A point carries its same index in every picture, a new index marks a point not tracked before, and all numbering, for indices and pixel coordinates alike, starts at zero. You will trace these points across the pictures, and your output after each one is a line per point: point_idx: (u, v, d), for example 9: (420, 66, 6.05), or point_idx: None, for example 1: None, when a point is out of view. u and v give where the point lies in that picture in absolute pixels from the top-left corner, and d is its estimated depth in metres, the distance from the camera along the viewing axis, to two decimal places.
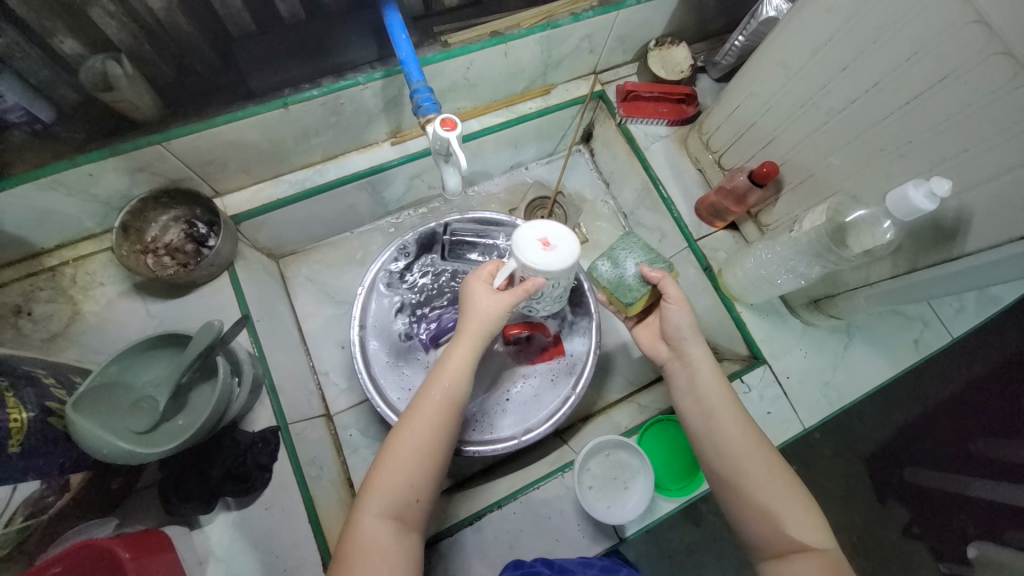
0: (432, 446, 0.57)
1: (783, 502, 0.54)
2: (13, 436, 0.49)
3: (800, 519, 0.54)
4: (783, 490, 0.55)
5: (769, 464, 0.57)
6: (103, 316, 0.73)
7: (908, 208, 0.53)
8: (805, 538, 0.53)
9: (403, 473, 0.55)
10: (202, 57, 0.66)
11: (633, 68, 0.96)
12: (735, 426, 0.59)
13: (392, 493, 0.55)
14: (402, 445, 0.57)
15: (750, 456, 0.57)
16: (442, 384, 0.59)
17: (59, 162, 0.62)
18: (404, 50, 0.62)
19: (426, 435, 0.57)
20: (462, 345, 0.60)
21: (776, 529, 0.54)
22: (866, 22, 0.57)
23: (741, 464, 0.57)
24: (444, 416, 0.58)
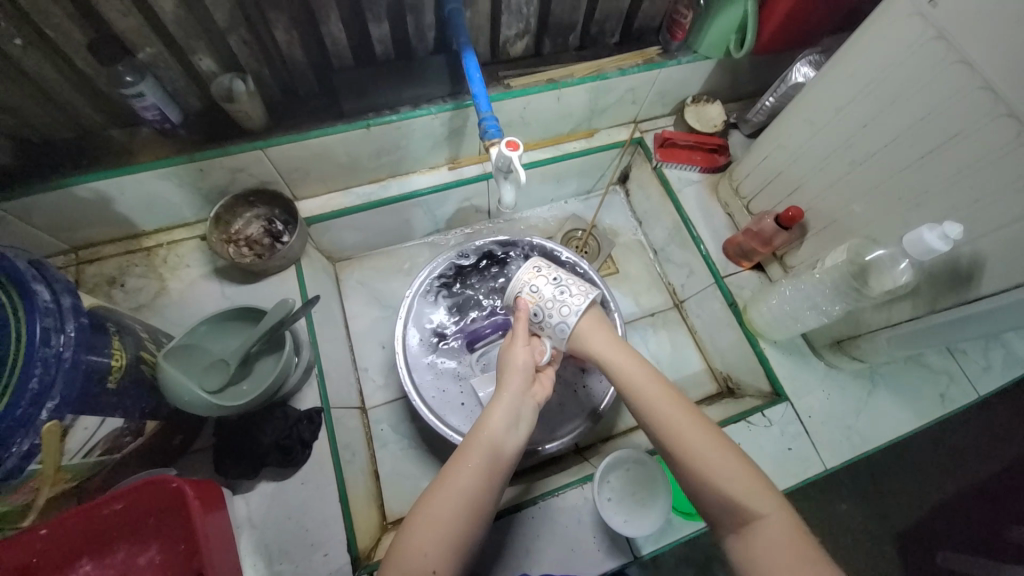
0: (461, 511, 0.53)
1: (726, 463, 0.52)
2: (114, 371, 0.54)
3: (744, 483, 0.51)
4: (720, 453, 0.53)
5: (697, 425, 0.55)
6: (183, 294, 0.83)
7: (923, 248, 0.59)
8: (754, 504, 0.50)
9: (427, 540, 0.51)
10: (307, 82, 0.79)
11: (670, 120, 1.06)
12: (675, 411, 0.56)
13: (410, 557, 0.50)
14: (430, 506, 0.53)
15: (677, 419, 0.55)
16: (477, 442, 0.57)
17: (179, 157, 0.73)
18: (477, 86, 0.72)
19: (455, 494, 0.54)
20: (501, 404, 0.61)
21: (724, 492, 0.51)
22: (884, 86, 0.65)
23: (671, 431, 0.55)
24: (479, 479, 0.55)
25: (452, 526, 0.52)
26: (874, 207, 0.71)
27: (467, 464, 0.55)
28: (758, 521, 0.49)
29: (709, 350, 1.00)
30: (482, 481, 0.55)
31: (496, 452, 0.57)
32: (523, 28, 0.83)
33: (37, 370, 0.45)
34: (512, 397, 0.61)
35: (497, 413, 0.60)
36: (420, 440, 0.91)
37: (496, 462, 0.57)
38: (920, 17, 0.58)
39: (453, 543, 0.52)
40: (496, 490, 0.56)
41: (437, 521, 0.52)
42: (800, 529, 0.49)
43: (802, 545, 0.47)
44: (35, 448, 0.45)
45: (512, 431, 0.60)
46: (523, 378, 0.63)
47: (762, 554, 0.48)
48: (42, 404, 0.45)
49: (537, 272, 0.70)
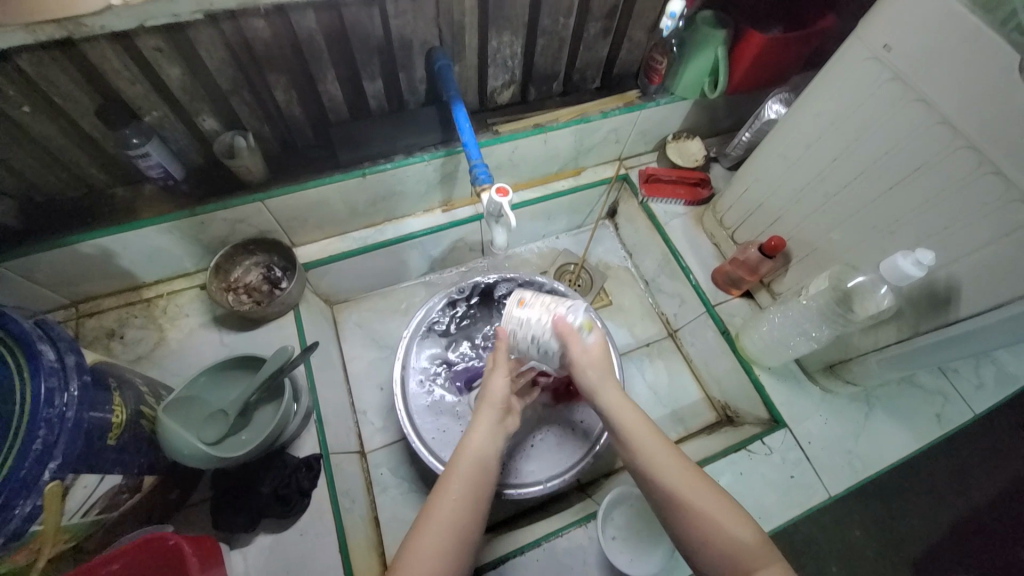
0: (445, 542, 0.54)
1: (730, 522, 0.52)
2: (114, 428, 0.54)
3: (748, 543, 0.51)
4: (724, 512, 0.53)
5: (701, 485, 0.55)
6: (182, 343, 0.84)
7: (900, 273, 0.61)
8: (757, 561, 0.50)
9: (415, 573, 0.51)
10: (305, 136, 0.83)
11: (653, 156, 1.11)
12: (658, 453, 0.58)
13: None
14: (416, 541, 0.54)
15: (683, 480, 0.56)
16: (459, 471, 0.59)
17: (181, 212, 0.76)
18: (466, 135, 0.76)
19: (440, 524, 0.55)
20: (478, 433, 0.63)
21: (732, 551, 0.51)
22: (848, 124, 0.69)
23: (674, 490, 0.55)
24: (461, 509, 0.56)
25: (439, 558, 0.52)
26: (851, 234, 0.74)
27: (449, 495, 0.57)
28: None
29: (706, 377, 1.01)
30: (465, 509, 0.56)
31: (476, 480, 0.59)
32: (509, 79, 0.88)
33: (41, 431, 0.45)
34: (489, 423, 0.64)
35: (474, 442, 0.62)
36: (421, 482, 0.90)
37: (477, 492, 0.58)
38: (876, 61, 0.63)
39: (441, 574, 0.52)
40: (479, 517, 0.57)
41: (425, 553, 0.53)
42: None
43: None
44: (37, 510, 0.45)
45: (491, 458, 0.61)
46: (499, 405, 0.65)
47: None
48: (46, 464, 0.45)
49: (523, 321, 0.63)
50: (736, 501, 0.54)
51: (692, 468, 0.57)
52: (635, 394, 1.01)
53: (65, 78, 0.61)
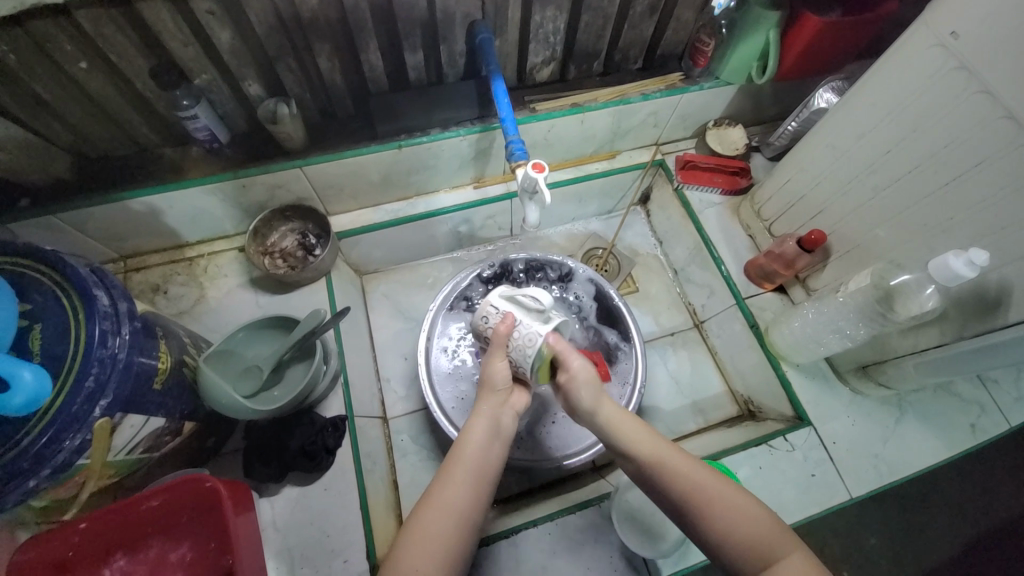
0: (450, 530, 0.53)
1: (738, 503, 0.52)
2: (160, 373, 0.57)
3: (756, 526, 0.50)
4: (729, 498, 0.52)
5: (701, 471, 0.54)
6: (220, 301, 0.87)
7: (948, 273, 0.58)
8: (774, 545, 0.49)
9: (420, 560, 0.51)
10: (344, 106, 0.84)
11: (692, 142, 1.08)
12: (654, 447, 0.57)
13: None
14: (418, 531, 0.53)
15: (684, 466, 0.55)
16: (463, 457, 0.58)
17: (224, 174, 0.78)
18: (505, 111, 0.76)
19: (443, 517, 0.53)
20: (481, 418, 0.61)
21: (744, 542, 0.49)
22: (906, 115, 0.66)
23: (675, 483, 0.54)
24: (466, 493, 0.55)
25: (444, 545, 0.52)
26: (898, 232, 0.71)
27: (454, 482, 0.56)
28: (780, 563, 0.48)
29: (730, 370, 1.00)
30: (467, 498, 0.55)
31: (480, 464, 0.58)
32: (549, 55, 0.87)
33: (94, 370, 0.48)
34: (490, 410, 0.62)
35: (478, 427, 0.60)
36: (439, 451, 0.92)
37: (481, 480, 0.57)
38: (942, 48, 0.59)
39: (446, 561, 0.52)
40: (485, 501, 0.57)
41: (426, 542, 0.52)
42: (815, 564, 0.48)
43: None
44: (86, 443, 0.48)
45: (495, 442, 0.60)
46: (501, 392, 0.63)
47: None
48: (96, 401, 0.48)
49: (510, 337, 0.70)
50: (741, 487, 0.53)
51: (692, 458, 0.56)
52: (655, 382, 1.01)
53: (122, 37, 0.63)
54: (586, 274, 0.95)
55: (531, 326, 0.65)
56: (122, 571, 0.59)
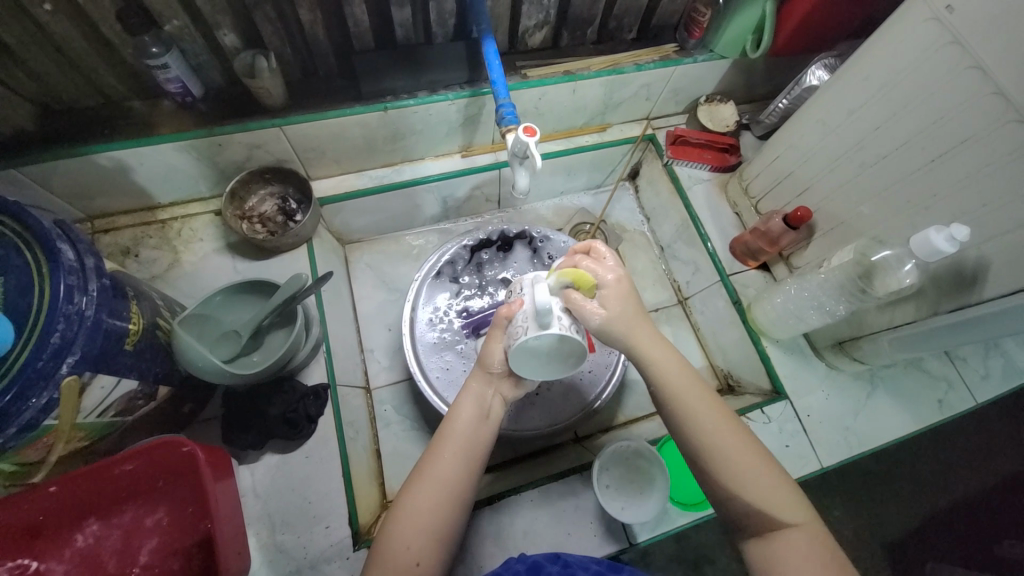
0: (441, 504, 0.55)
1: (763, 479, 0.53)
2: (132, 334, 0.55)
3: (776, 499, 0.52)
4: (761, 472, 0.53)
5: (740, 440, 0.55)
6: (195, 266, 0.84)
7: (930, 249, 0.60)
8: (786, 516, 0.52)
9: (410, 534, 0.53)
10: (327, 63, 0.80)
11: (683, 118, 1.07)
12: (705, 412, 0.56)
13: (394, 551, 0.53)
14: (411, 503, 0.55)
15: (721, 431, 0.55)
16: (454, 432, 0.59)
17: (197, 131, 0.74)
18: (496, 73, 0.73)
19: (433, 493, 0.55)
20: (471, 395, 0.62)
21: (758, 509, 0.52)
22: (897, 90, 0.66)
23: (713, 446, 0.55)
24: (457, 470, 0.57)
25: (432, 520, 0.54)
26: (882, 209, 0.72)
27: (447, 454, 0.57)
28: (783, 533, 0.51)
29: (711, 346, 1.01)
30: (458, 473, 0.57)
31: (469, 439, 0.59)
32: (542, 19, 0.84)
33: (59, 326, 0.46)
34: (479, 387, 0.62)
35: (468, 404, 0.61)
36: (422, 421, 0.92)
37: (470, 456, 0.58)
38: (936, 22, 0.59)
39: (436, 534, 0.54)
40: (476, 476, 0.58)
41: (416, 520, 0.54)
42: (824, 544, 0.51)
43: (827, 558, 0.50)
44: (54, 402, 0.46)
45: (486, 418, 0.61)
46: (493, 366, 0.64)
47: (784, 560, 0.50)
48: (63, 358, 0.46)
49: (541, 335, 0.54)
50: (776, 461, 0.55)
51: (736, 428, 0.56)
52: None
53: None
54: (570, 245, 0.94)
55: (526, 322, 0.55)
56: (95, 535, 0.58)
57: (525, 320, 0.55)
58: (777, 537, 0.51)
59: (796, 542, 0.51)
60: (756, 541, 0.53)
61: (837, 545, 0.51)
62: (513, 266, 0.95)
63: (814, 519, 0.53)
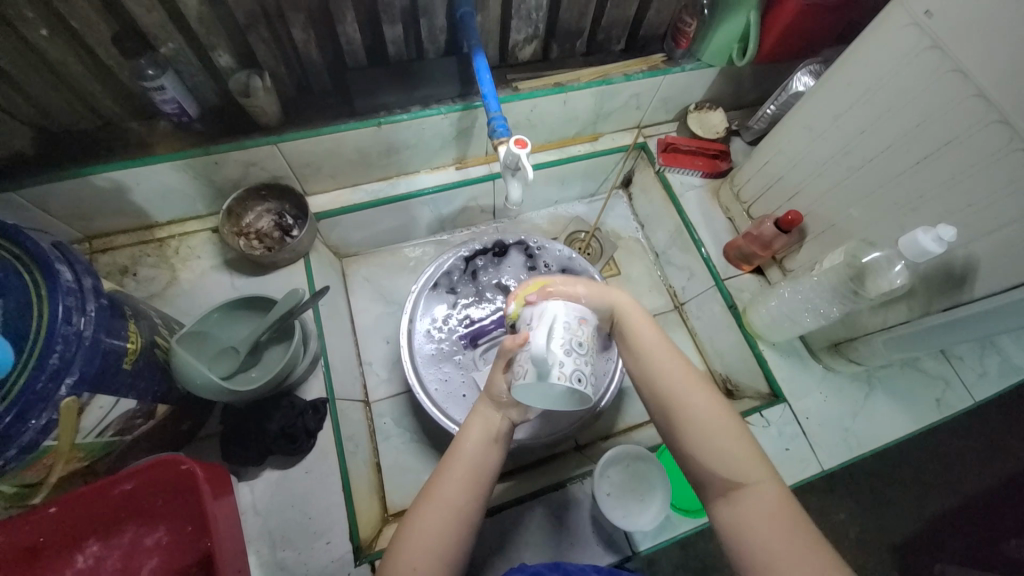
0: (450, 524, 0.55)
1: (719, 430, 0.54)
2: (130, 353, 0.55)
3: (739, 456, 0.52)
4: (725, 430, 0.54)
5: (705, 398, 0.56)
6: (193, 284, 0.84)
7: (918, 249, 0.60)
8: (744, 473, 0.52)
9: (416, 556, 0.53)
10: (321, 81, 0.82)
11: (674, 126, 1.08)
12: (668, 367, 0.59)
13: (400, 573, 0.52)
14: (419, 522, 0.55)
15: (679, 385, 0.58)
16: (462, 452, 0.59)
17: (193, 150, 0.75)
18: (487, 87, 0.74)
19: (440, 513, 0.55)
20: (478, 417, 0.63)
21: (720, 465, 0.53)
22: (881, 94, 0.67)
23: (678, 401, 0.57)
24: (464, 490, 0.57)
25: (440, 541, 0.54)
26: (871, 211, 0.73)
27: (455, 473, 0.58)
28: (746, 489, 0.51)
29: (708, 351, 1.02)
30: (467, 493, 0.57)
31: (477, 460, 0.59)
32: (532, 33, 0.85)
33: (58, 347, 0.46)
34: (487, 410, 0.63)
35: (476, 425, 0.62)
36: (422, 433, 0.92)
37: (478, 479, 0.58)
38: (916, 27, 0.61)
39: (443, 555, 0.53)
40: (484, 498, 0.58)
41: (423, 539, 0.54)
42: (789, 504, 0.50)
43: (789, 518, 0.48)
44: (52, 423, 0.46)
45: (495, 442, 0.61)
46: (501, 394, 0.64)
47: (737, 512, 0.50)
48: (62, 379, 0.46)
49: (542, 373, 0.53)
50: (741, 421, 0.55)
51: (704, 388, 0.57)
52: None
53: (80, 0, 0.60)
54: (565, 253, 0.95)
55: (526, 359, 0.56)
56: (95, 556, 0.58)
57: (526, 363, 0.55)
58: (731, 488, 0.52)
59: (753, 496, 0.50)
60: (719, 500, 0.52)
61: (804, 508, 0.49)
62: (507, 271, 0.96)
63: (776, 480, 0.51)
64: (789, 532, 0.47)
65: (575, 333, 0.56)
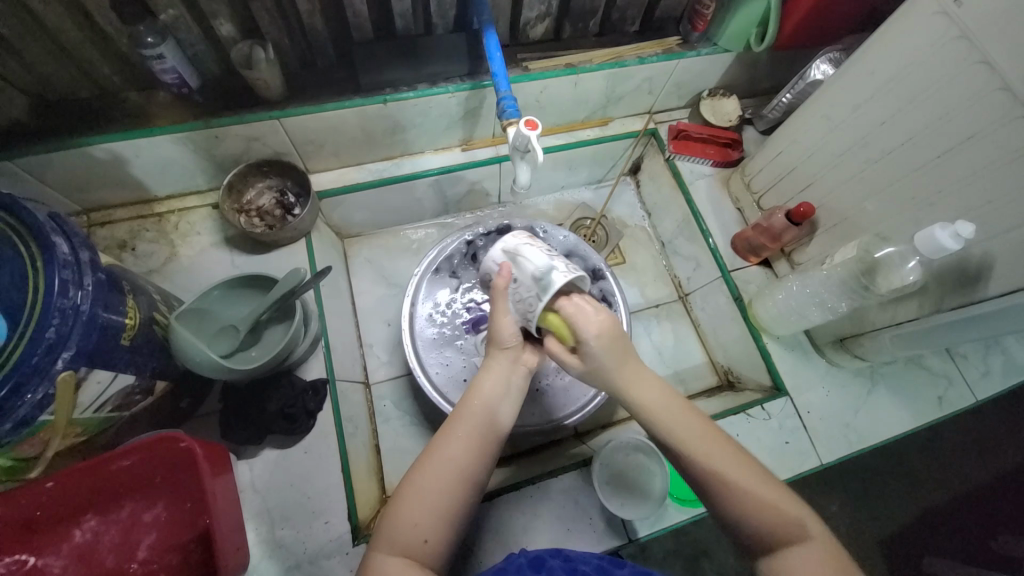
0: (452, 480, 0.54)
1: (761, 491, 0.52)
2: (128, 329, 0.55)
3: (783, 518, 0.51)
4: (768, 485, 0.52)
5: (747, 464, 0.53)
6: (193, 260, 0.83)
7: (934, 246, 0.59)
8: (793, 535, 0.50)
9: (417, 513, 0.52)
10: (325, 55, 0.79)
11: (685, 112, 1.06)
12: (700, 429, 0.55)
13: (402, 528, 0.52)
14: (422, 478, 0.54)
15: (717, 450, 0.54)
16: (470, 411, 0.58)
17: (194, 123, 0.73)
18: (497, 65, 0.72)
19: (445, 469, 0.54)
20: (490, 374, 0.61)
21: (765, 528, 0.51)
22: (904, 84, 0.65)
23: (719, 469, 0.53)
24: (468, 448, 0.56)
25: (442, 497, 0.53)
26: (886, 205, 0.71)
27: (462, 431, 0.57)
28: (797, 548, 0.50)
29: (711, 343, 1.01)
30: (472, 451, 0.56)
31: (484, 417, 0.58)
32: (544, 11, 0.83)
33: (54, 321, 0.45)
34: (501, 367, 0.62)
35: (487, 382, 0.61)
36: (422, 416, 0.92)
37: (484, 436, 0.57)
38: (944, 15, 0.58)
39: (445, 512, 0.53)
40: (490, 456, 0.57)
41: (425, 497, 0.53)
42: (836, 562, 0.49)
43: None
44: (48, 399, 0.46)
45: (504, 400, 0.61)
46: (512, 349, 0.63)
47: None
48: (58, 354, 0.45)
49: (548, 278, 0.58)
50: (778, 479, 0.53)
51: (733, 443, 0.55)
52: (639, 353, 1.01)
53: None
54: (569, 239, 0.95)
55: (528, 276, 0.60)
56: (93, 531, 0.58)
57: (529, 291, 0.59)
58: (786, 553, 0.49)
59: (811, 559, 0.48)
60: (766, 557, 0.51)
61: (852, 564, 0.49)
62: None
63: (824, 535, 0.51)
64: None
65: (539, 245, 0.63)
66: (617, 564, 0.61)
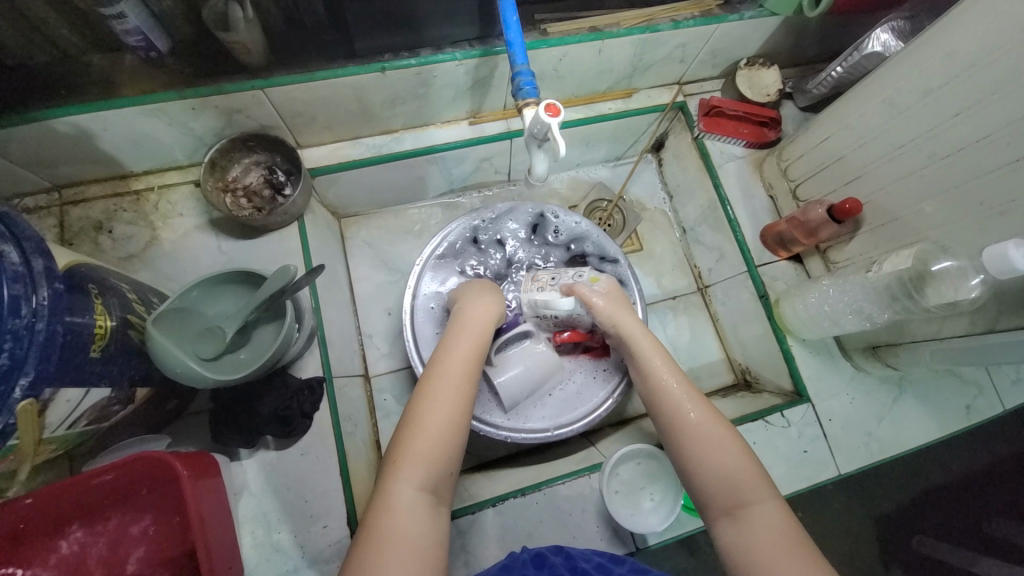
0: (457, 407, 0.55)
1: (720, 443, 0.54)
2: (97, 340, 0.49)
3: (747, 477, 0.52)
4: (729, 440, 0.54)
5: (706, 411, 0.57)
6: (177, 245, 0.76)
7: (1004, 265, 0.52)
8: (750, 494, 0.51)
9: (427, 442, 0.52)
10: (313, 13, 0.69)
11: (718, 84, 0.95)
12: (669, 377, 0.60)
13: (425, 457, 0.51)
14: (425, 412, 0.54)
15: (684, 399, 0.58)
16: (457, 347, 0.60)
17: (166, 93, 0.65)
18: (512, 31, 0.61)
19: (449, 397, 0.55)
20: (472, 316, 0.65)
21: (722, 481, 0.52)
22: (987, 72, 0.56)
23: (687, 425, 0.56)
24: (466, 378, 0.57)
25: (451, 424, 0.54)
26: (948, 210, 0.64)
27: (451, 366, 0.58)
28: (751, 508, 0.51)
29: (730, 340, 0.96)
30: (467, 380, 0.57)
31: (475, 354, 0.60)
32: None
33: (6, 344, 0.40)
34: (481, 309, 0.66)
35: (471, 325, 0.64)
36: None
37: (475, 367, 0.59)
38: None
39: (455, 440, 0.54)
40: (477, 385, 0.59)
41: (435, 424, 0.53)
42: (793, 525, 0.50)
43: (796, 539, 0.48)
44: (10, 427, 0.41)
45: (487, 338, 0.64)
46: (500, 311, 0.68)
47: (753, 537, 0.49)
48: (15, 381, 0.41)
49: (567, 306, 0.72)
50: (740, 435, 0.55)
51: (701, 397, 0.58)
52: None
53: None
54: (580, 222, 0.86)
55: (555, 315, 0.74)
56: (80, 542, 0.55)
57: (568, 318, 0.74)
58: (741, 511, 0.51)
59: (765, 518, 0.50)
60: (722, 519, 0.52)
61: (806, 532, 0.49)
62: (510, 227, 0.87)
63: (778, 497, 0.52)
64: (796, 551, 0.47)
65: (544, 284, 0.76)
66: (617, 559, 0.59)
